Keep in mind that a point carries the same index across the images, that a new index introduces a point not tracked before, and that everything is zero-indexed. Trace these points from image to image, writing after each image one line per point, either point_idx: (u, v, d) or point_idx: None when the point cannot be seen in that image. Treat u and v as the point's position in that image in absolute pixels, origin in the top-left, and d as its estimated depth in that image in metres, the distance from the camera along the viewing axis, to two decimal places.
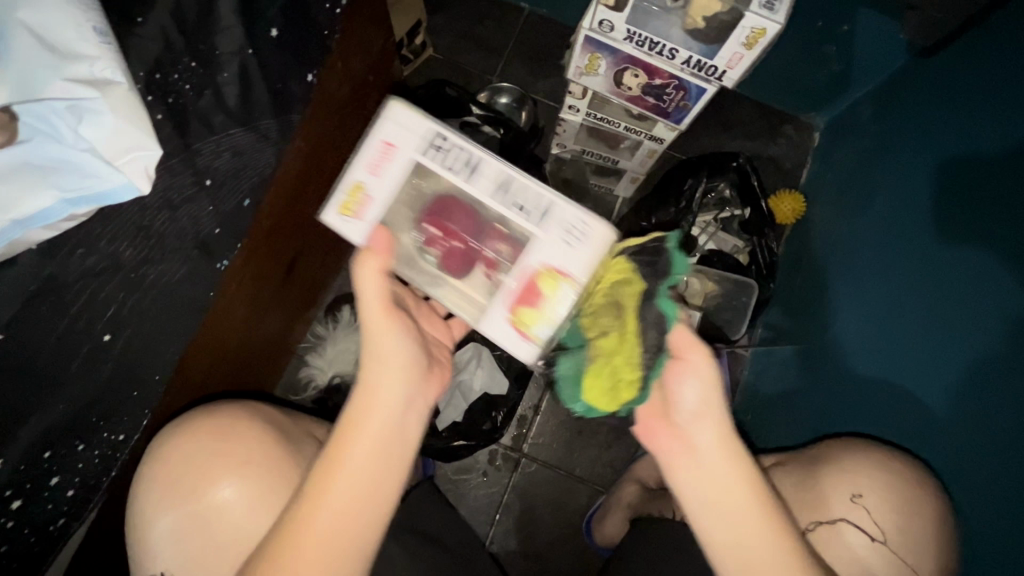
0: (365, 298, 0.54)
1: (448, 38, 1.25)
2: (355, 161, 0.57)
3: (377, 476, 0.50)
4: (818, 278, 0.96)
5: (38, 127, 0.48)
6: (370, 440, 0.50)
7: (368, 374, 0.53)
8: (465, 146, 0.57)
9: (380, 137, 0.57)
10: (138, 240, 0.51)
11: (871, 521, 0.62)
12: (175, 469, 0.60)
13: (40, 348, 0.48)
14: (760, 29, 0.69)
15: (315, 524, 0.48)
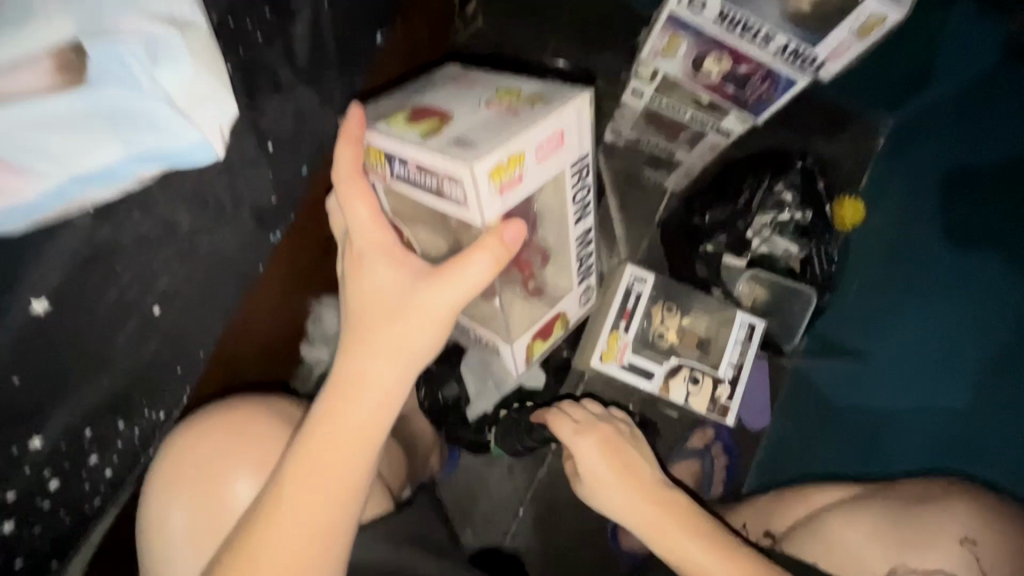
0: (450, 284, 0.44)
1: (499, 9, 1.18)
2: (538, 134, 0.45)
3: (351, 478, 0.45)
4: (853, 301, 0.94)
5: (106, 67, 0.31)
6: (344, 444, 0.45)
7: (366, 360, 0.45)
8: (589, 187, 0.56)
9: (561, 126, 0.47)
10: (196, 206, 0.44)
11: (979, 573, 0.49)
12: (189, 459, 0.54)
13: (85, 325, 0.41)
14: (880, 18, 0.62)
15: (288, 519, 0.43)
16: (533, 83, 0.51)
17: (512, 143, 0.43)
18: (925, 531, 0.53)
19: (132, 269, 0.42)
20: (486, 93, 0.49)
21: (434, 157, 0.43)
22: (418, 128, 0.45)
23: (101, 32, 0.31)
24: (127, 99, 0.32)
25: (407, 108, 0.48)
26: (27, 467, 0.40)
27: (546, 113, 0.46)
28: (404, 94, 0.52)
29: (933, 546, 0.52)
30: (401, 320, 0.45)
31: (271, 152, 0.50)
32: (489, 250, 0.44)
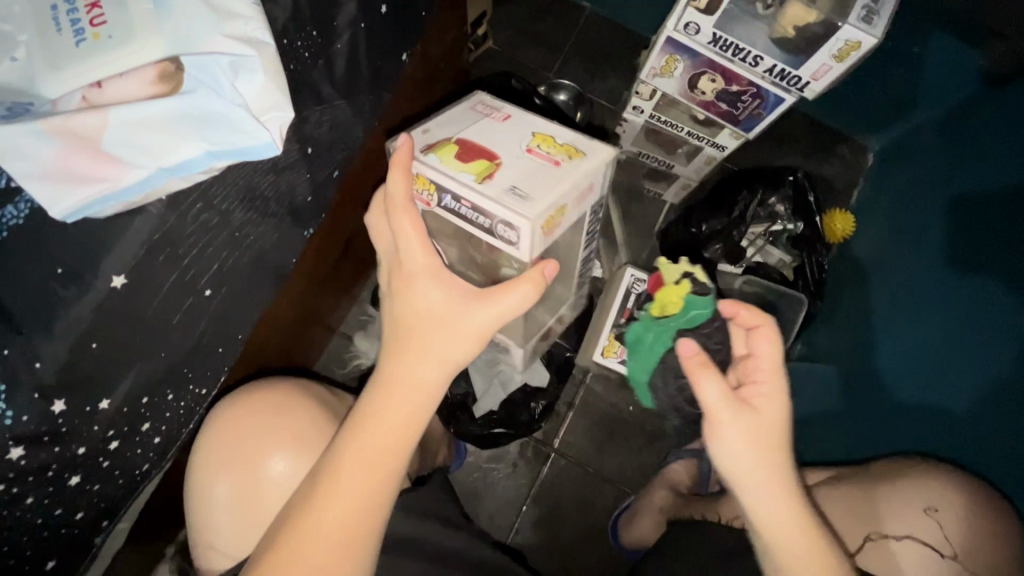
0: (495, 306, 0.48)
1: (508, 32, 1.26)
2: (575, 186, 0.50)
3: (395, 466, 0.50)
4: (853, 300, 0.96)
5: (199, 80, 0.39)
6: (391, 436, 0.50)
7: (415, 365, 0.50)
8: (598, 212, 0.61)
9: (591, 181, 0.53)
10: (247, 202, 0.50)
11: (941, 535, 0.61)
12: (232, 436, 0.61)
13: (148, 302, 0.46)
14: (855, 42, 0.69)
15: (337, 505, 0.49)
16: (568, 129, 0.55)
17: (559, 199, 0.49)
18: (895, 502, 0.64)
19: (192, 254, 0.47)
20: (526, 136, 0.53)
21: (491, 205, 0.48)
22: (469, 168, 0.50)
23: (190, 51, 0.38)
24: (209, 103, 0.39)
25: (455, 142, 0.52)
26: (97, 425, 0.46)
27: (583, 167, 0.52)
28: (446, 121, 0.55)
29: (902, 514, 0.64)
30: (447, 332, 0.49)
31: (310, 156, 0.56)
32: (530, 280, 0.48)
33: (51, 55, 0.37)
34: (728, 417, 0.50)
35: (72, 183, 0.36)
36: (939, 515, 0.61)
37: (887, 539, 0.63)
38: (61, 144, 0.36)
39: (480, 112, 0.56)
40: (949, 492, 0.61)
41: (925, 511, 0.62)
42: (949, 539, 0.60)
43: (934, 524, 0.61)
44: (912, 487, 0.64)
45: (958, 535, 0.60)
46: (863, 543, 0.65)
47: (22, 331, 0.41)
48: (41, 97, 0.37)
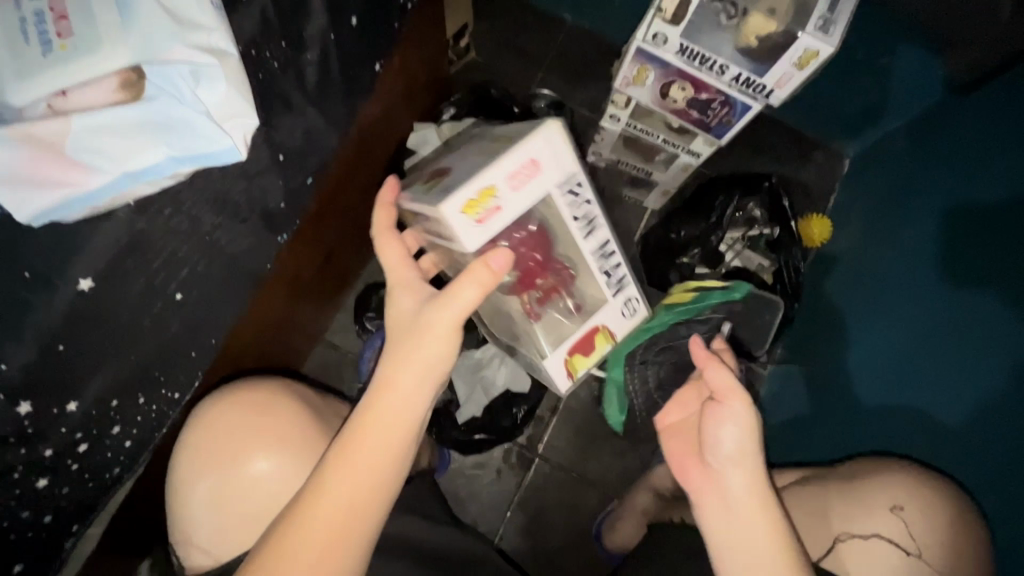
0: (454, 306, 0.51)
1: (490, 43, 1.28)
2: (502, 168, 0.51)
3: (377, 473, 0.50)
4: (831, 300, 0.97)
5: (160, 88, 0.40)
6: (374, 443, 0.50)
7: (397, 373, 0.51)
8: (592, 202, 0.58)
9: (529, 153, 0.52)
10: (218, 207, 0.51)
11: (906, 533, 0.62)
12: (214, 435, 0.61)
13: (117, 305, 0.47)
14: (814, 51, 0.71)
15: (317, 512, 0.49)
16: (533, 123, 0.57)
17: (488, 185, 0.51)
18: (862, 505, 0.64)
19: (161, 258, 0.48)
20: (486, 150, 0.59)
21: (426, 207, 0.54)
22: (428, 188, 0.58)
23: (153, 61, 0.40)
24: (171, 110, 0.40)
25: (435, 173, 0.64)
26: (64, 427, 0.47)
27: (522, 151, 0.53)
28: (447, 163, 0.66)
29: (870, 515, 0.64)
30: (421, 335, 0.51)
31: (283, 163, 0.57)
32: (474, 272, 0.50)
33: (16, 63, 0.38)
34: (731, 419, 0.54)
35: (38, 188, 0.38)
36: (905, 514, 0.62)
37: (854, 539, 0.63)
38: (26, 151, 0.37)
39: (458, 156, 0.65)
40: (914, 492, 0.63)
41: (891, 511, 0.62)
42: (915, 538, 0.61)
43: (900, 523, 0.62)
44: (880, 486, 0.64)
45: (925, 535, 0.61)
46: (831, 544, 0.64)
47: None
48: (7, 105, 0.38)
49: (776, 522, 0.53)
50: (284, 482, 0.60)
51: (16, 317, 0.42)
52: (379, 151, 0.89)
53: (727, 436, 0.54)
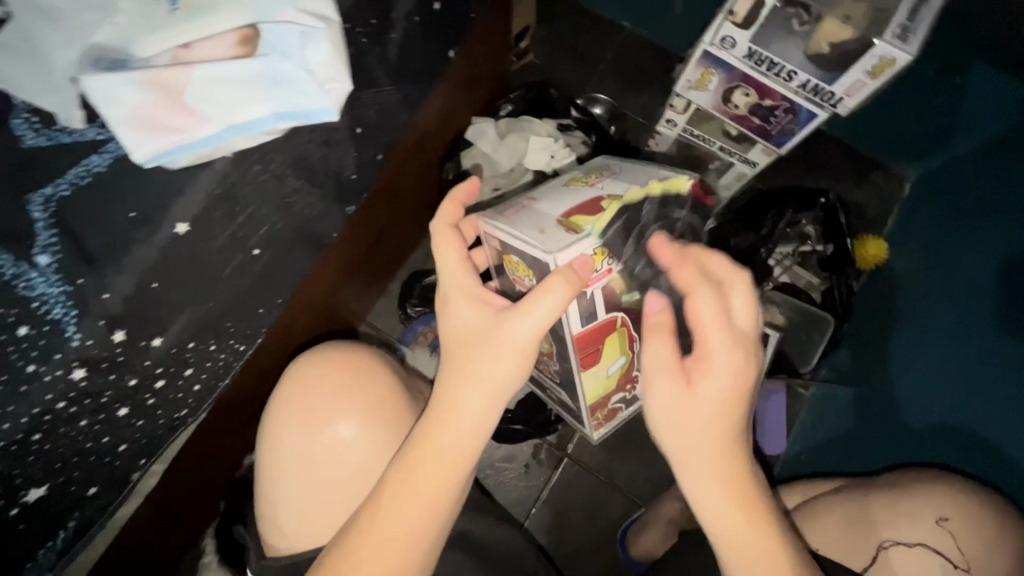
0: (539, 314, 0.47)
1: (550, 46, 1.31)
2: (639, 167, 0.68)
3: (439, 483, 0.50)
4: (874, 327, 0.97)
5: (274, 47, 0.45)
6: (439, 458, 0.50)
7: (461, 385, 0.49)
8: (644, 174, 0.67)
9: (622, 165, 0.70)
10: (299, 169, 0.54)
11: (954, 546, 0.58)
12: (308, 395, 0.64)
13: (204, 252, 0.50)
14: (890, 59, 0.70)
15: (373, 543, 0.49)
16: (554, 184, 0.64)
17: (658, 168, 0.66)
18: (905, 513, 0.61)
19: (246, 211, 0.51)
20: (574, 188, 0.61)
21: (657, 198, 0.58)
22: (610, 209, 0.57)
23: (268, 22, 0.44)
24: (281, 66, 0.44)
25: (563, 213, 0.56)
26: (148, 359, 0.49)
27: (623, 164, 0.69)
28: (530, 224, 0.56)
29: (909, 525, 0.60)
30: (493, 349, 0.49)
31: (359, 135, 0.60)
32: (564, 278, 0.47)
33: (152, 18, 0.43)
34: (720, 376, 0.46)
35: (161, 130, 0.41)
36: (951, 525, 0.59)
37: (896, 548, 0.60)
38: (151, 95, 0.41)
39: (488, 231, 0.59)
40: (957, 501, 0.60)
41: (937, 522, 0.59)
42: (962, 550, 0.58)
43: (947, 536, 0.59)
44: (924, 497, 0.61)
45: (973, 549, 0.58)
46: (875, 553, 0.61)
47: (94, 263, 0.45)
48: (134, 56, 0.42)
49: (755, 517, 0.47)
50: (365, 450, 0.63)
51: (121, 252, 0.46)
52: (437, 139, 0.93)
53: (660, 388, 0.47)
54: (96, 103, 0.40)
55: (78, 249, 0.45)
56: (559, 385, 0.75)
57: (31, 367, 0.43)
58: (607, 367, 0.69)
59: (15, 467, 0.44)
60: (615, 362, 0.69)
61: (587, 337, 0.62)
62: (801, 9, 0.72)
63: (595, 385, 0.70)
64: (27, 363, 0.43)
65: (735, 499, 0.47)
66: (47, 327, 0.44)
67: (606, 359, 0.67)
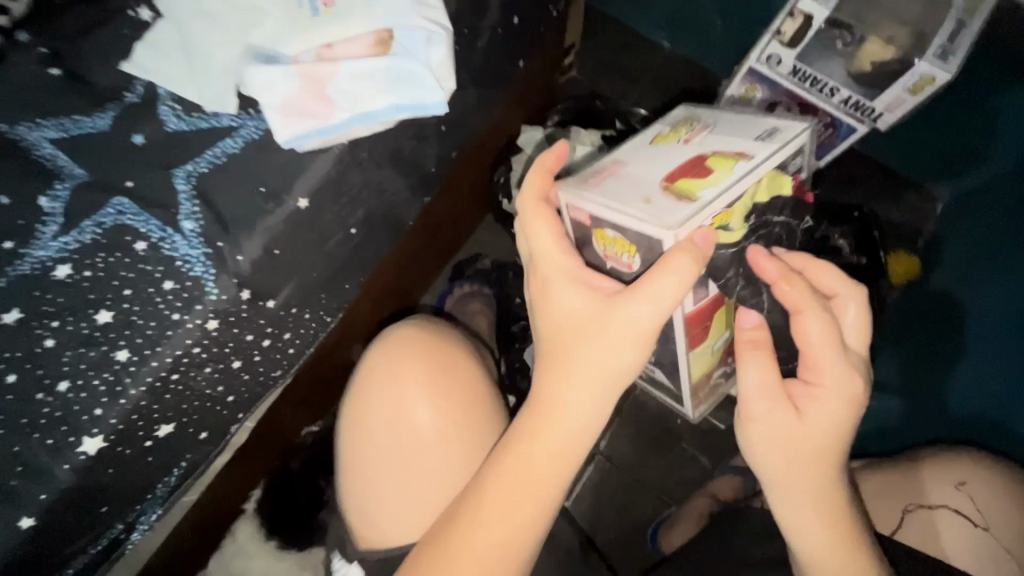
0: (655, 298, 0.49)
1: (593, 63, 1.38)
2: (738, 119, 0.66)
3: (548, 469, 0.53)
4: (917, 329, 1.03)
5: (399, 51, 0.55)
6: (549, 442, 0.53)
7: (569, 375, 0.52)
8: (746, 122, 0.65)
9: (715, 117, 0.68)
10: (394, 158, 0.61)
11: (973, 506, 0.70)
12: (376, 386, 0.68)
13: (315, 226, 0.57)
14: (930, 77, 0.75)
15: (486, 523, 0.52)
16: (637, 142, 0.67)
17: (763, 119, 0.65)
18: (931, 480, 0.73)
19: (351, 193, 0.58)
20: (674, 150, 0.61)
21: (769, 154, 0.57)
22: (720, 170, 0.56)
23: (396, 27, 0.54)
24: (407, 62, 0.54)
25: (670, 180, 0.57)
26: (262, 318, 0.56)
27: (717, 118, 0.68)
28: (637, 192, 0.57)
29: (936, 490, 0.73)
30: (604, 336, 0.51)
31: (443, 132, 0.67)
32: (689, 254, 0.49)
33: (301, 23, 0.54)
34: (832, 404, 0.52)
35: (305, 115, 0.52)
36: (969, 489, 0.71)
37: (926, 509, 0.73)
38: (302, 86, 0.52)
39: (573, 205, 0.61)
40: (975, 469, 0.71)
41: (957, 487, 0.71)
42: (981, 510, 0.70)
43: (966, 497, 0.71)
44: (944, 467, 0.73)
45: (990, 508, 0.69)
46: (903, 514, 0.74)
47: (229, 229, 0.52)
48: (290, 52, 0.53)
49: (835, 521, 0.54)
50: (446, 425, 0.67)
51: (251, 220, 0.53)
52: (493, 143, 1.00)
53: (774, 413, 0.52)
54: (261, 89, 0.51)
55: (216, 217, 0.52)
56: (660, 366, 0.81)
57: (175, 315, 0.51)
58: (713, 343, 0.73)
59: (155, 403, 0.51)
60: (720, 339, 0.74)
61: (696, 316, 0.65)
62: (844, 31, 0.79)
63: (701, 362, 0.75)
64: (173, 312, 0.51)
65: (818, 507, 0.54)
66: (188, 283, 0.51)
67: (712, 336, 0.72)
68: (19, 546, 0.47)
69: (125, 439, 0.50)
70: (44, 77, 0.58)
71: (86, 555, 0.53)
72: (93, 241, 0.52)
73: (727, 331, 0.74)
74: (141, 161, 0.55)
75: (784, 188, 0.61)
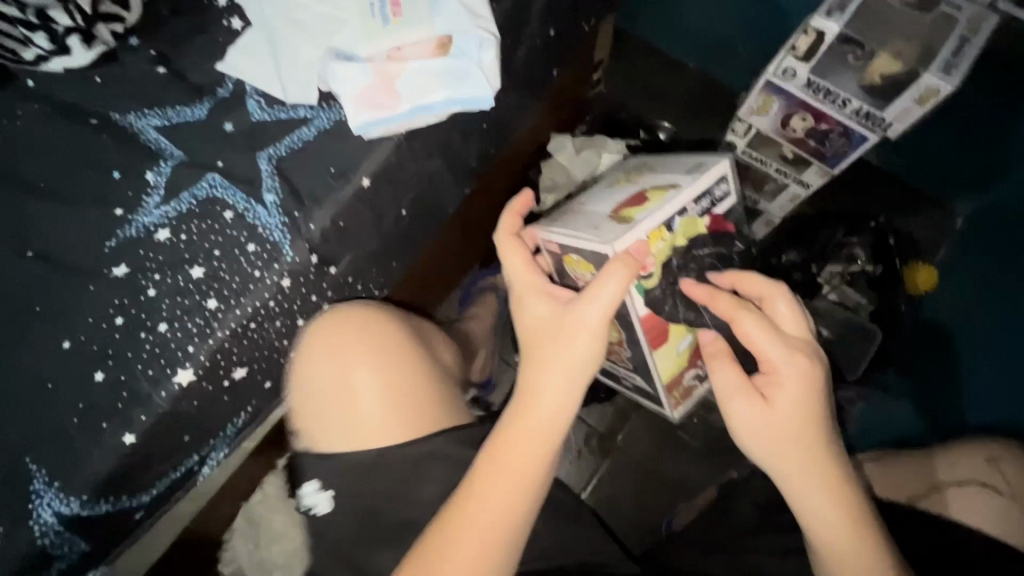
0: (599, 300, 0.55)
1: (621, 79, 1.46)
2: (679, 159, 0.77)
3: (540, 447, 0.56)
4: (943, 339, 1.08)
5: (456, 53, 0.64)
6: (536, 424, 0.56)
7: (541, 371, 0.57)
8: (682, 160, 0.76)
9: (662, 160, 0.80)
10: (442, 151, 0.69)
11: (1000, 477, 0.71)
12: (313, 365, 0.62)
13: (373, 206, 0.65)
14: (934, 89, 0.81)
15: (487, 504, 0.53)
16: (599, 188, 0.80)
17: (698, 155, 0.76)
18: (959, 456, 0.74)
19: (404, 179, 0.67)
20: (620, 192, 0.74)
21: (694, 185, 0.67)
22: (654, 202, 0.67)
23: (455, 32, 0.64)
24: (462, 63, 0.64)
25: (613, 214, 0.69)
26: (325, 283, 0.64)
27: (662, 161, 0.79)
28: (586, 225, 0.69)
29: (963, 467, 0.73)
30: (563, 335, 0.57)
31: (485, 130, 0.75)
32: (622, 263, 0.55)
33: (374, 30, 0.64)
34: (792, 385, 0.56)
35: (376, 106, 0.62)
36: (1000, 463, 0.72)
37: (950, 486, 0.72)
38: (375, 82, 0.62)
39: (545, 238, 0.73)
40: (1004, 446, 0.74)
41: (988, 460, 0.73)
42: (1006, 481, 0.71)
43: (995, 470, 0.72)
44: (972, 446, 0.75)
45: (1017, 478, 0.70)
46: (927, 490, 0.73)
47: (304, 204, 0.61)
48: (366, 53, 0.64)
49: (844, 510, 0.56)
50: (387, 393, 0.61)
51: (321, 197, 0.62)
52: (526, 148, 1.08)
53: (742, 408, 0.57)
54: (343, 86, 0.62)
55: (294, 193, 0.62)
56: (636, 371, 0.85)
57: (257, 272, 0.59)
58: (676, 345, 0.78)
59: (235, 347, 0.59)
60: (683, 341, 0.79)
61: (650, 319, 0.71)
62: (856, 47, 0.86)
63: (667, 364, 0.79)
64: (254, 270, 0.59)
65: (823, 496, 0.56)
66: (269, 246, 0.60)
67: (672, 339, 0.77)
68: (122, 458, 0.55)
69: (210, 376, 0.59)
70: (155, 75, 0.69)
71: (170, 478, 0.62)
72: (190, 209, 0.62)
73: (690, 334, 0.78)
74: (231, 145, 0.65)
75: (700, 228, 0.69)
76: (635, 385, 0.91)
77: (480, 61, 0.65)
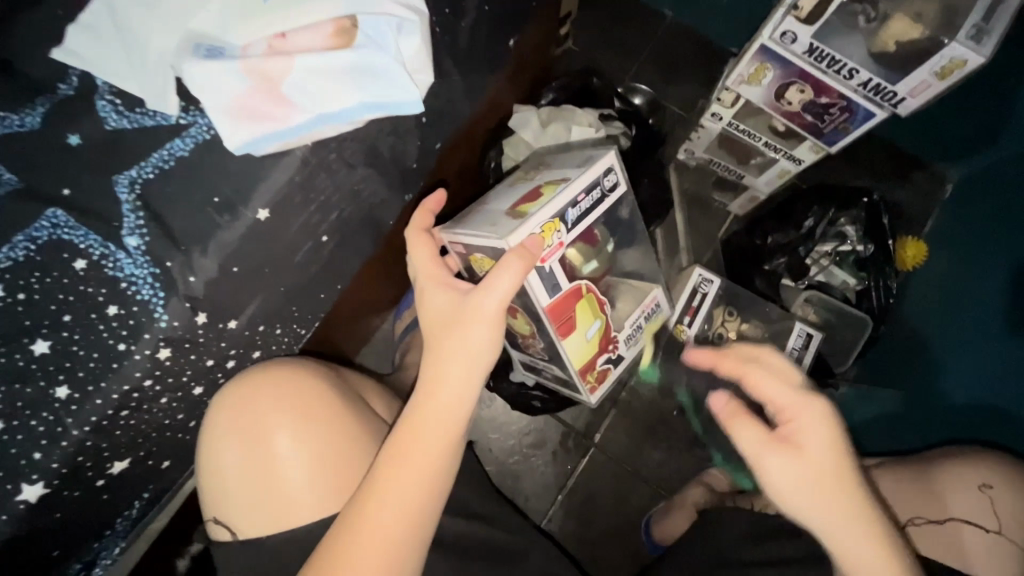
0: (497, 289, 0.50)
1: (591, 33, 1.27)
2: (574, 157, 0.70)
3: (412, 502, 0.47)
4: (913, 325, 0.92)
5: (370, 41, 0.50)
6: (411, 483, 0.47)
7: (413, 428, 0.49)
8: (575, 155, 0.69)
9: (555, 160, 0.73)
10: (370, 159, 0.55)
11: (991, 513, 0.57)
12: (219, 430, 0.52)
13: (278, 240, 0.51)
14: (960, 60, 0.68)
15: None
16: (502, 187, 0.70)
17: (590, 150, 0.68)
18: (945, 484, 0.60)
19: (320, 198, 0.52)
20: (513, 188, 0.64)
21: (588, 171, 0.59)
22: (547, 192, 0.58)
23: (368, 13, 0.50)
24: (376, 54, 0.50)
25: (508, 209, 0.59)
26: (223, 341, 0.51)
27: (558, 160, 0.72)
28: (481, 222, 0.59)
29: (956, 494, 0.59)
30: (461, 342, 0.49)
31: (424, 124, 0.60)
32: (518, 255, 0.50)
33: (251, 12, 0.48)
34: (820, 434, 0.44)
35: (255, 119, 0.47)
36: (994, 493, 0.57)
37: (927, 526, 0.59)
38: (251, 83, 0.47)
39: (450, 240, 0.62)
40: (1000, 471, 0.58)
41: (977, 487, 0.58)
42: (998, 514, 0.56)
43: (988, 502, 0.57)
44: (962, 467, 0.61)
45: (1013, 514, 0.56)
46: (899, 526, 0.61)
47: (181, 247, 0.47)
48: (235, 43, 0.48)
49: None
50: (310, 457, 0.52)
51: (204, 237, 0.47)
52: (482, 128, 0.92)
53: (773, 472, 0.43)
54: (205, 90, 0.46)
55: (165, 232, 0.47)
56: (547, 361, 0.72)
57: (121, 345, 0.46)
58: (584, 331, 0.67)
59: (104, 442, 0.47)
60: (591, 326, 0.67)
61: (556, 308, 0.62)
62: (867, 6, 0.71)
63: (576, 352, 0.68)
64: (118, 342, 0.46)
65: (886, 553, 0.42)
66: (135, 308, 0.46)
67: (581, 325, 0.65)
68: None
69: (71, 481, 0.47)
70: None
71: None
72: (25, 259, 0.45)
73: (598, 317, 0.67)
74: (77, 164, 0.48)
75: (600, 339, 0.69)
76: (556, 377, 0.77)
77: (399, 51, 0.52)
